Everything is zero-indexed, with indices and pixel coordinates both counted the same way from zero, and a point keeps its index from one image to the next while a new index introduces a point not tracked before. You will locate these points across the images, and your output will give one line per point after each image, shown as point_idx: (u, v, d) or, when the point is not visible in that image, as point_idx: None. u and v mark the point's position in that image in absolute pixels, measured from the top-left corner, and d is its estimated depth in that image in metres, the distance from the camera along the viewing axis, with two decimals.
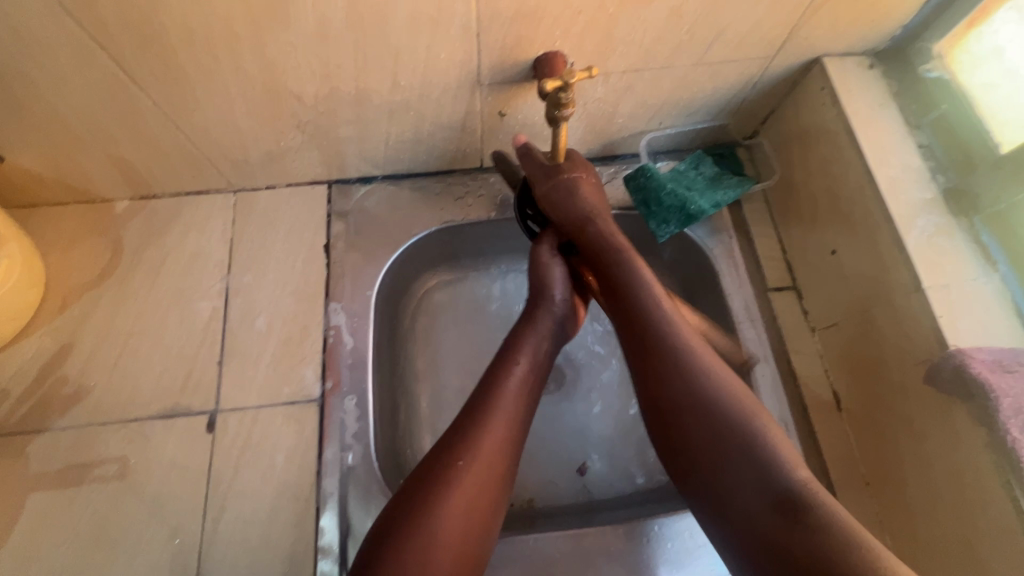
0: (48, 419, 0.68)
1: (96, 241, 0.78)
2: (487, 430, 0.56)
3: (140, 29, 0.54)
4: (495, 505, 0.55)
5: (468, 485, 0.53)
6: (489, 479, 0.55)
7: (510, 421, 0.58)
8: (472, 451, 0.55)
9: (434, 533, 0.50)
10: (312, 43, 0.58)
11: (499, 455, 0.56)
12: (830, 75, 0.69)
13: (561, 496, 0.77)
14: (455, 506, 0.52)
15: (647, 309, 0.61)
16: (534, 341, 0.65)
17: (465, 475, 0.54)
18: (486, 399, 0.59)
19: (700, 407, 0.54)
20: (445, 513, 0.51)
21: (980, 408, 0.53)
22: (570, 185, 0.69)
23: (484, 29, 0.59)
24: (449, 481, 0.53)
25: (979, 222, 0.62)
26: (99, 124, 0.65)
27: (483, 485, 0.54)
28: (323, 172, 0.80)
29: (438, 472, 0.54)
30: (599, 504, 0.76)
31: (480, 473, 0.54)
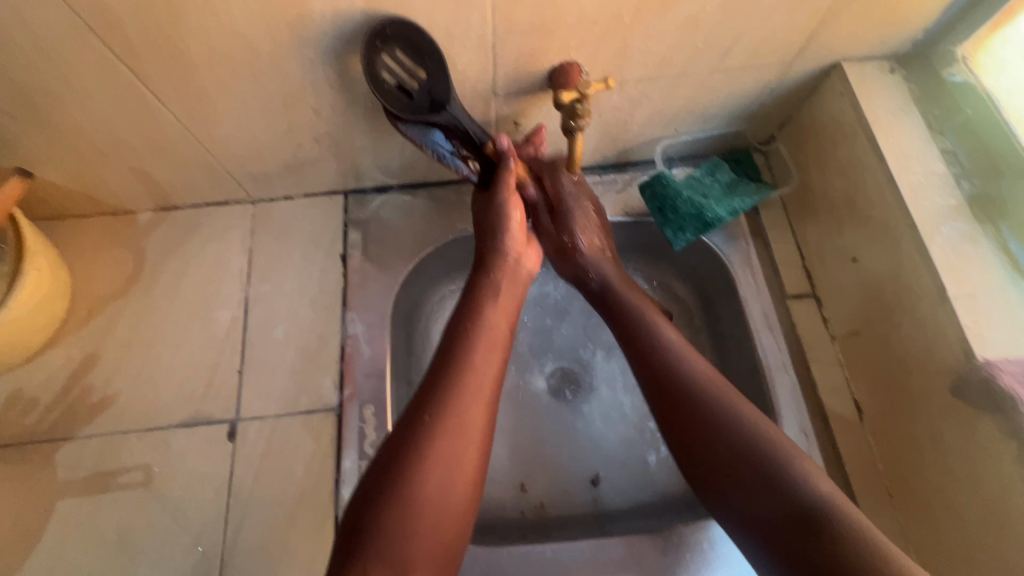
0: (75, 427, 0.70)
1: (120, 252, 0.79)
2: (457, 389, 0.56)
3: (163, 46, 0.55)
4: (478, 462, 0.55)
5: (438, 437, 0.53)
6: (466, 437, 0.54)
7: (480, 376, 0.57)
8: (440, 408, 0.54)
9: (411, 491, 0.50)
10: (329, 57, 0.59)
11: (473, 411, 0.55)
12: (849, 79, 0.68)
13: (575, 506, 0.76)
14: (431, 462, 0.52)
15: (654, 330, 0.64)
16: (499, 294, 0.65)
17: (434, 432, 0.53)
18: (452, 358, 0.58)
19: (716, 424, 0.55)
20: (422, 471, 0.51)
21: (1009, 421, 0.52)
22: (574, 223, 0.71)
23: (499, 40, 0.59)
24: (420, 436, 0.53)
25: (1007, 229, 0.60)
26: (123, 139, 0.67)
27: (458, 440, 0.54)
28: (340, 182, 0.81)
29: (410, 431, 0.53)
30: (613, 514, 0.76)
31: (452, 431, 0.54)
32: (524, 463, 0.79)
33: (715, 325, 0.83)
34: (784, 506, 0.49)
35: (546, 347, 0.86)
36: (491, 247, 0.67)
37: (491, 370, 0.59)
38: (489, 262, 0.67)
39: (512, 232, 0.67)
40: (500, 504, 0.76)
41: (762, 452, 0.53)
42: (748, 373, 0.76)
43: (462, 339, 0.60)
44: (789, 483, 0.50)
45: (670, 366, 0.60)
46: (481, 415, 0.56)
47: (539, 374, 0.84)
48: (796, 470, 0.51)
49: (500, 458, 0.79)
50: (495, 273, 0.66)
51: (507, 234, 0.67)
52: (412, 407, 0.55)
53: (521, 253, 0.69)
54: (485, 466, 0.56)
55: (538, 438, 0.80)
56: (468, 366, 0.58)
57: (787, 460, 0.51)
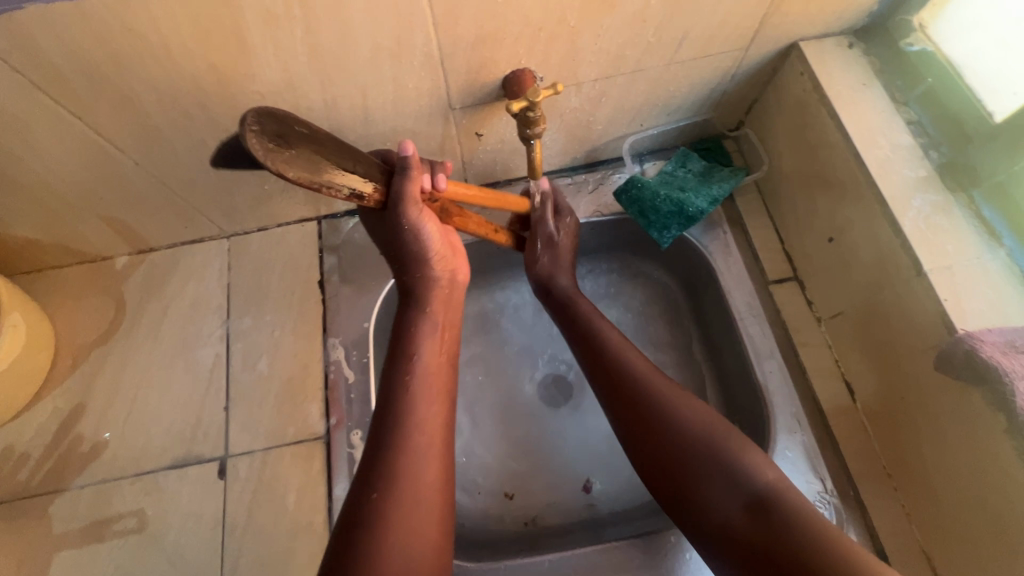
0: (66, 478, 0.70)
1: (100, 298, 0.80)
2: (406, 449, 0.54)
3: (110, 94, 0.55)
4: (437, 524, 0.52)
5: (391, 510, 0.51)
6: (423, 496, 0.53)
7: (426, 427, 0.56)
8: (384, 482, 0.52)
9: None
10: (279, 90, 0.59)
11: (426, 472, 0.54)
12: (808, 59, 0.67)
13: (567, 513, 0.76)
14: (393, 538, 0.49)
15: (623, 362, 0.63)
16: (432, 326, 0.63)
17: (389, 498, 0.51)
18: (393, 423, 0.56)
19: (679, 437, 0.56)
20: (381, 546, 0.49)
21: (994, 393, 0.50)
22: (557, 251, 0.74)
23: (446, 55, 0.58)
24: (375, 515, 0.50)
25: (980, 197, 0.59)
26: (88, 189, 0.67)
27: (416, 501, 0.52)
28: (312, 209, 0.81)
29: (362, 505, 0.51)
30: (606, 519, 0.75)
31: (405, 497, 0.52)
32: (514, 473, 0.79)
33: (702, 317, 0.82)
34: (743, 498, 0.51)
35: (533, 354, 0.86)
36: (420, 279, 0.65)
37: (436, 418, 0.57)
38: (420, 292, 0.64)
39: (436, 252, 0.64)
40: (493, 517, 0.76)
41: (722, 464, 0.53)
42: (737, 362, 0.75)
43: (399, 397, 0.57)
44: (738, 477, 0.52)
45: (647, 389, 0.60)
46: (436, 465, 0.54)
47: (530, 381, 0.84)
48: (746, 460, 0.53)
49: (491, 469, 0.79)
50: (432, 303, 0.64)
51: (428, 260, 0.63)
52: (359, 483, 0.53)
53: (453, 268, 0.67)
54: (447, 525, 0.53)
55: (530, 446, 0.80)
56: (411, 426, 0.56)
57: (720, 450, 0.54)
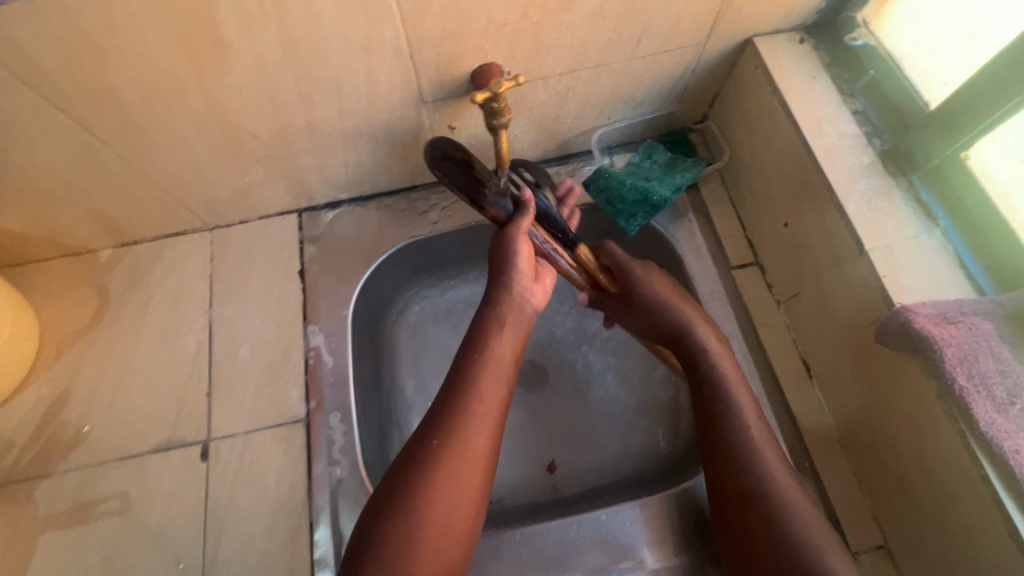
0: (52, 463, 0.72)
1: (84, 290, 0.82)
2: (466, 419, 0.56)
3: (92, 88, 0.58)
4: (477, 490, 0.55)
5: (443, 466, 0.53)
6: (475, 459, 0.55)
7: (486, 402, 0.57)
8: (437, 449, 0.54)
9: (412, 524, 0.51)
10: (255, 83, 0.61)
11: (479, 440, 0.55)
12: (762, 53, 0.71)
13: (533, 492, 0.79)
14: (438, 493, 0.52)
15: (722, 384, 0.64)
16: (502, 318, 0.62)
17: (442, 459, 0.53)
18: (457, 382, 0.57)
19: (748, 471, 0.59)
20: (431, 499, 0.52)
21: (927, 360, 0.54)
22: (649, 300, 0.70)
23: (416, 50, 0.61)
24: (427, 465, 0.53)
25: (919, 180, 0.63)
26: (72, 181, 0.69)
27: (464, 464, 0.54)
28: (292, 201, 0.83)
29: (417, 460, 0.54)
30: (569, 498, 0.78)
31: (455, 460, 0.54)
32: None
33: None
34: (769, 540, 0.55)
35: None
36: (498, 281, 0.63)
37: (496, 396, 0.58)
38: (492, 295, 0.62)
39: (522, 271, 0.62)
40: None
41: (775, 500, 0.57)
42: None
43: (467, 371, 0.58)
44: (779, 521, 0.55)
45: (735, 423, 0.61)
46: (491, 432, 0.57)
47: None
48: (789, 511, 0.56)
49: None
50: (502, 305, 0.62)
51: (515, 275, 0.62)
52: (418, 438, 0.56)
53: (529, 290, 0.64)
54: (486, 489, 0.56)
55: (504, 428, 0.84)
56: (476, 401, 0.57)
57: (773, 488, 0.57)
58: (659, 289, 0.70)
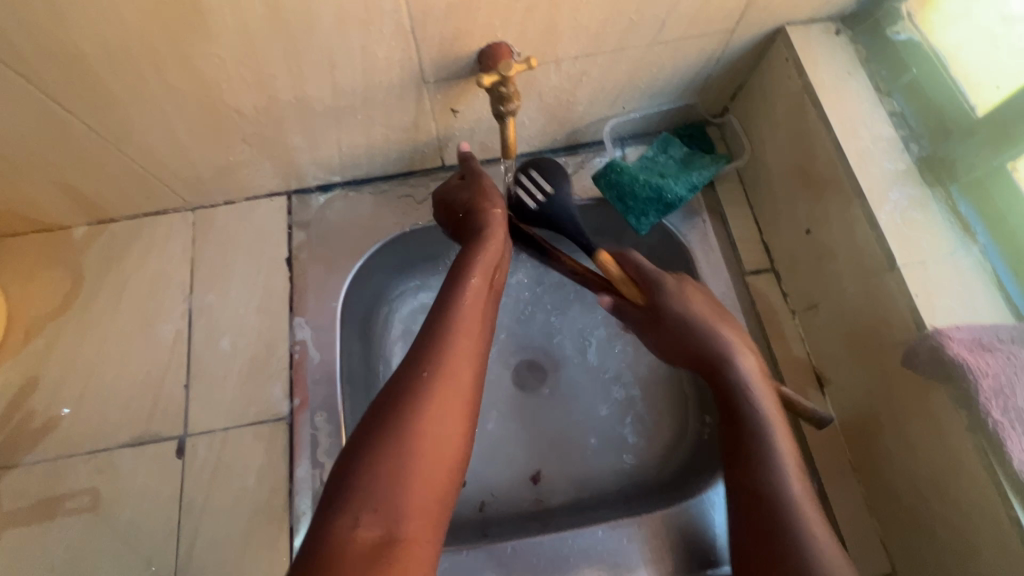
0: (18, 454, 0.68)
1: (56, 269, 0.76)
2: (434, 377, 0.50)
3: (55, 51, 0.52)
4: (450, 452, 0.48)
5: (432, 389, 0.49)
6: (447, 414, 0.49)
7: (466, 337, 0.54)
8: (399, 407, 0.48)
9: (376, 489, 0.44)
10: (238, 53, 0.55)
11: (463, 369, 0.52)
12: (794, 44, 0.66)
13: (516, 505, 0.76)
14: (428, 411, 0.48)
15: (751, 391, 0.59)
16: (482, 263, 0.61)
17: (429, 384, 0.50)
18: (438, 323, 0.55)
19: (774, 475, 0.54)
20: (400, 455, 0.45)
21: (958, 389, 0.50)
22: (687, 322, 0.62)
23: (418, 25, 0.56)
24: (416, 388, 0.49)
25: (957, 192, 0.58)
26: (39, 153, 0.64)
27: (433, 420, 0.48)
28: (281, 183, 0.78)
29: (402, 384, 0.50)
30: (554, 510, 0.75)
31: (422, 414, 0.48)
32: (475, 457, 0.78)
33: None
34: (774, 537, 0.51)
35: (505, 340, 0.85)
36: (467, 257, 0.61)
37: (474, 332, 0.55)
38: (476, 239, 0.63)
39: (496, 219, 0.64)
40: None
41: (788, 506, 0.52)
42: None
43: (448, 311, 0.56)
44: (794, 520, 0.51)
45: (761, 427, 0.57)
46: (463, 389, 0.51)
47: (500, 368, 0.84)
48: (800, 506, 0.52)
49: None
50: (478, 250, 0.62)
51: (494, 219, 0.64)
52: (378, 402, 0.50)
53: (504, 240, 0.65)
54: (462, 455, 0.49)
55: (496, 432, 0.80)
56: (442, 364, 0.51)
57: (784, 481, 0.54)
58: (697, 308, 0.62)
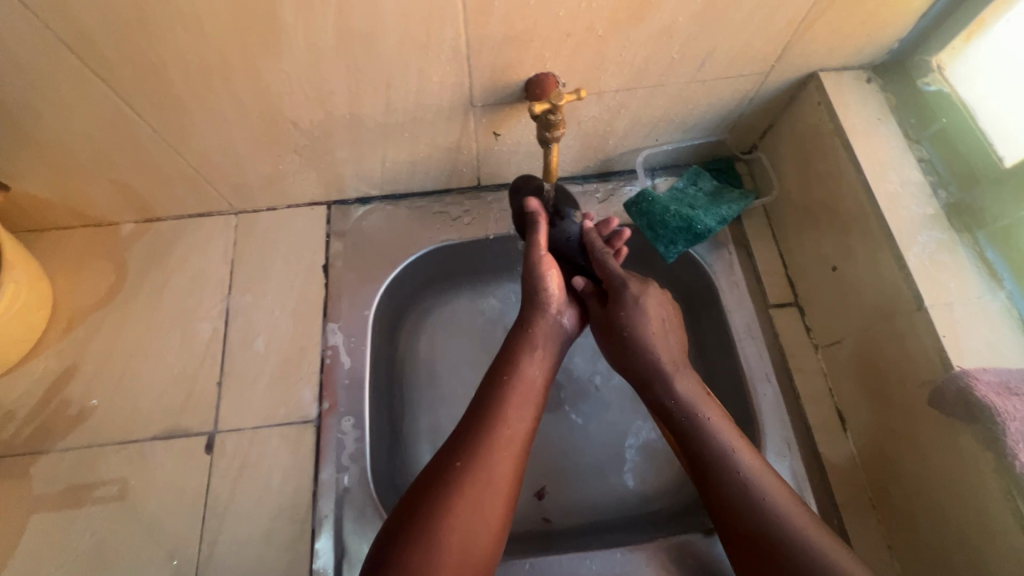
0: (51, 439, 0.69)
1: (101, 263, 0.79)
2: (496, 422, 0.57)
3: (137, 59, 0.55)
4: (511, 494, 0.55)
5: (465, 488, 0.53)
6: (479, 513, 0.53)
7: (511, 425, 0.58)
8: (472, 454, 0.55)
9: (453, 521, 0.51)
10: (305, 70, 0.59)
11: (503, 465, 0.55)
12: (826, 89, 0.69)
13: (522, 522, 0.76)
14: (460, 511, 0.52)
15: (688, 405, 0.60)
16: (533, 341, 0.64)
17: (465, 481, 0.53)
18: (486, 408, 0.58)
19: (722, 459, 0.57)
20: (474, 496, 0.53)
21: (987, 431, 0.51)
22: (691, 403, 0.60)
23: (474, 52, 0.59)
24: (450, 485, 0.53)
25: (984, 238, 0.60)
26: (103, 152, 0.67)
27: (498, 468, 0.55)
28: (323, 193, 0.81)
29: (439, 475, 0.54)
30: (556, 530, 0.75)
31: (492, 456, 0.55)
32: None
33: (699, 335, 0.82)
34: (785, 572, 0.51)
35: None
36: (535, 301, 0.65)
37: (522, 418, 0.59)
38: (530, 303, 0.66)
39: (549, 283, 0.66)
40: None
41: (758, 489, 0.55)
42: (729, 382, 0.75)
43: (498, 386, 0.60)
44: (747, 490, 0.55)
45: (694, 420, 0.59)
46: (520, 435, 0.58)
47: None
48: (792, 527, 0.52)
49: None
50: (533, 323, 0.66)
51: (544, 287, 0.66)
52: (442, 455, 0.56)
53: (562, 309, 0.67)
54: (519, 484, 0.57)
55: None
56: (501, 414, 0.58)
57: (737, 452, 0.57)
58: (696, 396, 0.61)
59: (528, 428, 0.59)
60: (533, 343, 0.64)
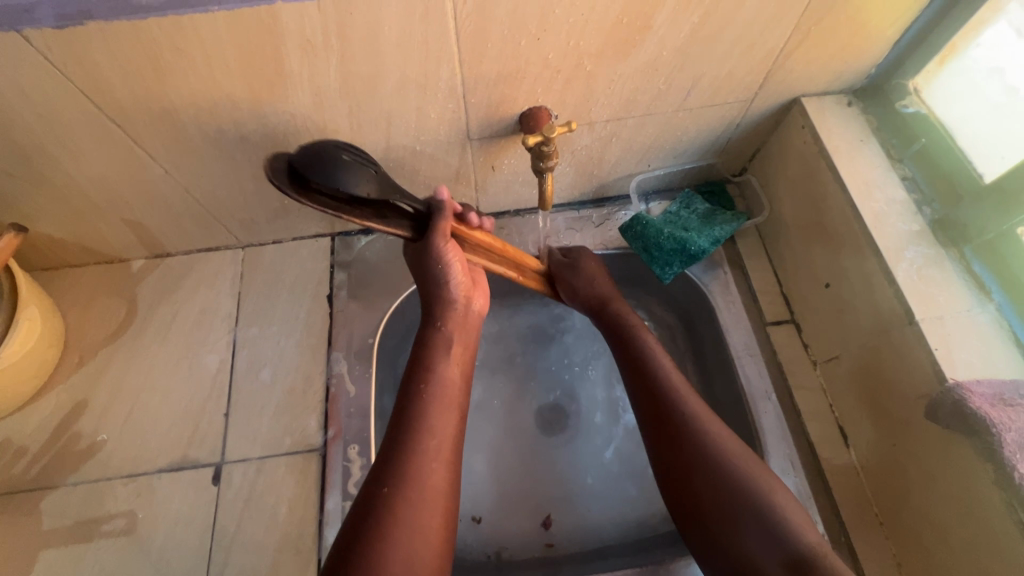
0: (61, 474, 0.70)
1: (113, 299, 0.82)
2: (421, 436, 0.58)
3: (150, 105, 0.58)
4: (448, 503, 0.57)
5: (400, 509, 0.54)
6: (417, 532, 0.53)
7: (438, 437, 0.59)
8: (399, 474, 0.55)
9: (392, 549, 0.51)
10: (310, 112, 0.62)
11: (433, 478, 0.56)
12: (809, 113, 0.71)
13: (527, 550, 0.76)
14: (398, 533, 0.52)
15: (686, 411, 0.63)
16: (448, 346, 0.66)
17: (398, 503, 0.54)
18: (409, 425, 0.59)
19: (741, 505, 0.56)
20: (410, 515, 0.53)
21: (982, 443, 0.51)
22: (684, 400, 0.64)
23: (469, 89, 0.62)
24: (384, 509, 0.53)
25: (970, 252, 0.62)
26: (116, 193, 0.70)
27: (431, 480, 0.56)
28: (326, 226, 0.83)
29: (373, 502, 0.54)
30: (560, 555, 0.75)
31: (420, 471, 0.56)
32: (493, 497, 0.79)
33: (699, 354, 0.83)
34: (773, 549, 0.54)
35: (532, 380, 0.88)
36: (439, 301, 0.67)
37: (447, 428, 0.60)
38: (439, 311, 0.67)
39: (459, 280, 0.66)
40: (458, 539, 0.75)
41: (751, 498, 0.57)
42: (730, 400, 0.76)
43: (417, 401, 0.61)
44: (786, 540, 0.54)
45: (699, 447, 0.61)
46: (447, 444, 0.59)
47: (529, 410, 0.86)
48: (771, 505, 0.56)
49: (482, 492, 0.80)
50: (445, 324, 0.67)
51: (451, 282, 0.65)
52: (372, 480, 0.56)
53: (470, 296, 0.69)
54: (457, 489, 0.59)
55: (512, 472, 0.82)
56: (425, 424, 0.59)
57: (770, 502, 0.56)
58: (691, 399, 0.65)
59: (454, 434, 0.61)
60: (446, 346, 0.65)
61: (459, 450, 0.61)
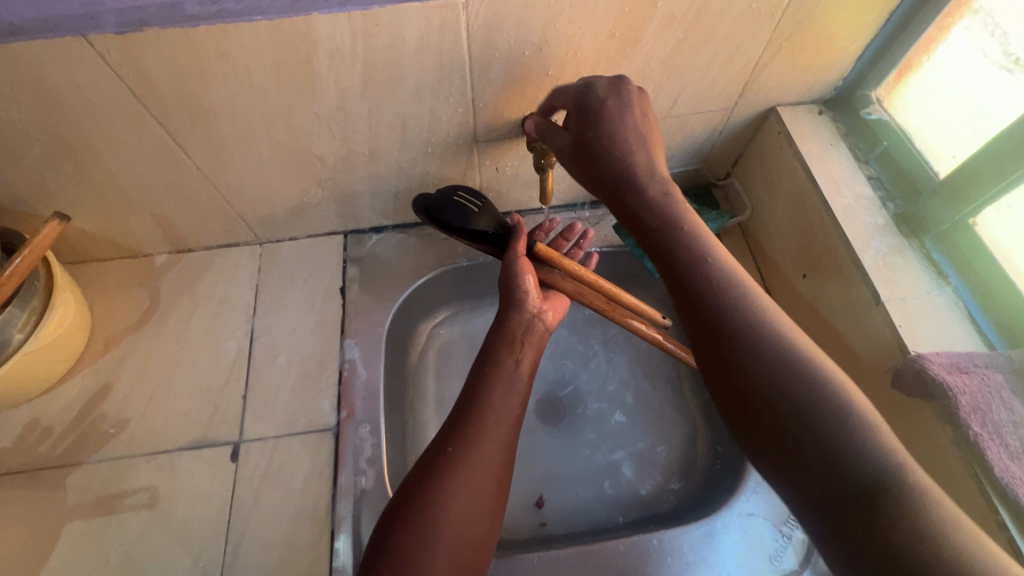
0: (86, 452, 0.74)
1: (137, 290, 0.86)
2: (484, 408, 0.63)
3: (190, 105, 0.64)
4: (501, 475, 0.61)
5: (460, 471, 0.58)
6: (473, 493, 0.58)
7: (499, 413, 0.64)
8: (463, 438, 0.61)
9: (448, 502, 0.56)
10: (333, 114, 0.69)
11: (490, 448, 0.61)
12: (784, 120, 0.79)
13: (524, 529, 0.79)
14: (455, 489, 0.57)
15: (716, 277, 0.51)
16: (512, 339, 0.71)
17: (458, 463, 0.59)
18: (478, 397, 0.64)
19: (772, 376, 0.45)
20: (466, 475, 0.58)
21: (942, 407, 0.57)
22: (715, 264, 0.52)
23: (478, 95, 0.69)
24: (444, 467, 0.58)
25: (929, 241, 0.69)
26: (149, 188, 0.75)
27: (489, 450, 0.61)
28: (340, 224, 0.89)
29: (434, 459, 0.59)
30: (559, 533, 0.79)
31: (480, 439, 0.61)
32: None
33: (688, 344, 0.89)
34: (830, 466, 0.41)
35: None
36: (508, 305, 0.73)
37: (511, 408, 0.65)
38: (509, 307, 0.72)
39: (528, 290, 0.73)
40: None
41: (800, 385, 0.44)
42: None
43: (485, 378, 0.66)
44: (823, 409, 0.43)
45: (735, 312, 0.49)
46: (508, 420, 0.64)
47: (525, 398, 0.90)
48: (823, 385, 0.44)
49: None
50: (510, 322, 0.72)
51: (523, 296, 0.72)
52: (439, 438, 0.62)
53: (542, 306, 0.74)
54: (510, 463, 0.63)
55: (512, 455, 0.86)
56: (488, 399, 0.64)
57: (816, 382, 0.44)
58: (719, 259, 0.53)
59: (514, 414, 0.65)
60: (514, 340, 0.70)
61: (517, 429, 0.65)
